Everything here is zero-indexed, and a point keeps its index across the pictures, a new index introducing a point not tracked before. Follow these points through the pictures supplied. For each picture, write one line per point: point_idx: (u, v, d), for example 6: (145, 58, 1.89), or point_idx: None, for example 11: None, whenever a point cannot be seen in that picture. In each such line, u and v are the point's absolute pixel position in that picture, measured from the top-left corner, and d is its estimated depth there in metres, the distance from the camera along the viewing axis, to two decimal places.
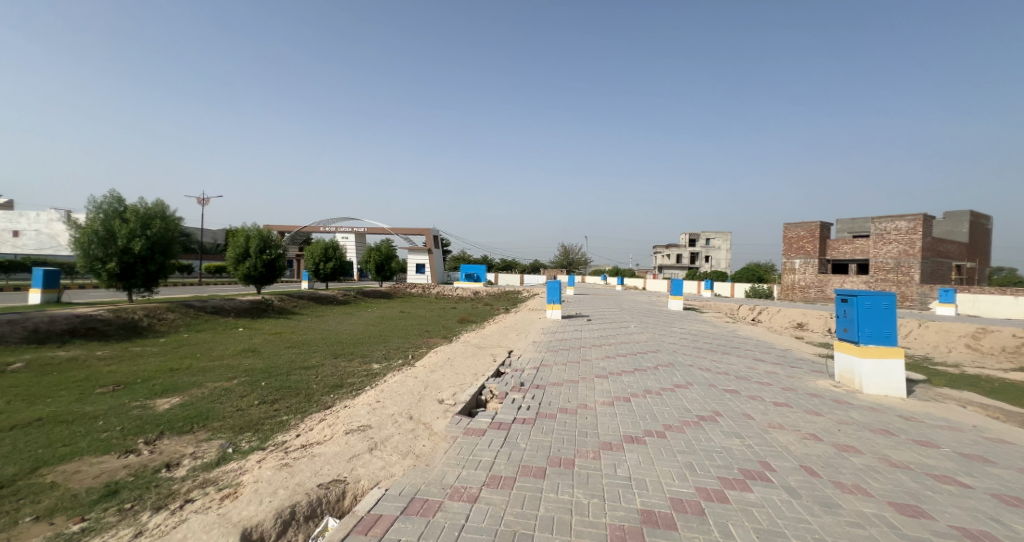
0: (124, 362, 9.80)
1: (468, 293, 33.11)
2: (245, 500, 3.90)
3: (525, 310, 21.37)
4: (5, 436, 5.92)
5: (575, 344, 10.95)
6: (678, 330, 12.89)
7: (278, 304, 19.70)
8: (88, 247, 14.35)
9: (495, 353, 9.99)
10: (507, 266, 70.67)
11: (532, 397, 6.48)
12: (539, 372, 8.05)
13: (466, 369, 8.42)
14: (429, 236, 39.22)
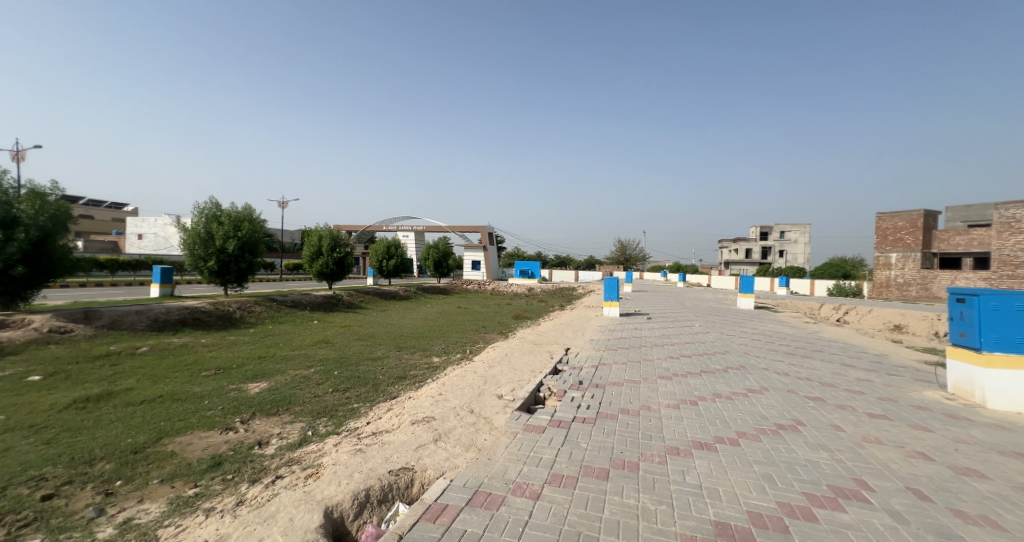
0: (221, 349, 10.79)
1: (525, 290, 33.11)
2: (327, 480, 4.11)
3: (583, 307, 21.04)
4: (135, 410, 6.72)
5: (637, 342, 10.58)
6: (750, 331, 12.08)
7: (347, 299, 20.77)
8: (191, 248, 16.01)
9: (553, 350, 9.88)
10: (563, 263, 69.99)
11: (591, 396, 6.31)
12: (597, 370, 7.85)
13: (523, 365, 8.39)
14: (485, 234, 39.59)
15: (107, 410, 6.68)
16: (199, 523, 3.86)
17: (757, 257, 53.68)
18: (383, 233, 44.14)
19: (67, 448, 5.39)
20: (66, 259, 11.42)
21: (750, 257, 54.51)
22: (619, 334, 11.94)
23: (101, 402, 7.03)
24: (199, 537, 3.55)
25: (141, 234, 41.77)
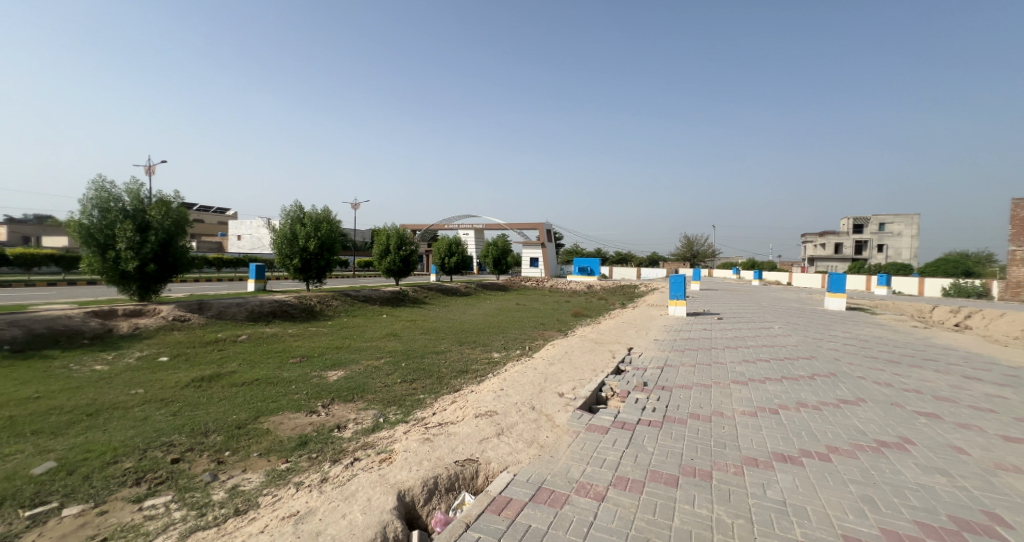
0: (305, 339, 11.57)
1: (586, 288, 32.48)
2: (398, 466, 4.19)
3: (648, 306, 20.25)
4: (239, 390, 7.38)
5: (708, 344, 9.94)
6: (841, 335, 10.96)
7: (412, 294, 21.52)
8: (279, 247, 17.46)
9: (615, 349, 9.55)
10: (624, 260, 67.95)
11: (657, 398, 5.97)
12: (664, 372, 7.44)
13: (585, 363, 8.16)
14: (543, 230, 39.23)
15: (217, 389, 7.37)
16: (290, 495, 4.09)
17: (847, 253, 48.68)
18: (446, 231, 45.25)
19: (186, 420, 6.01)
20: (184, 257, 12.82)
21: (838, 252, 49.45)
22: (688, 334, 11.30)
23: (212, 382, 7.76)
24: (291, 508, 3.74)
25: (238, 235, 46.00)
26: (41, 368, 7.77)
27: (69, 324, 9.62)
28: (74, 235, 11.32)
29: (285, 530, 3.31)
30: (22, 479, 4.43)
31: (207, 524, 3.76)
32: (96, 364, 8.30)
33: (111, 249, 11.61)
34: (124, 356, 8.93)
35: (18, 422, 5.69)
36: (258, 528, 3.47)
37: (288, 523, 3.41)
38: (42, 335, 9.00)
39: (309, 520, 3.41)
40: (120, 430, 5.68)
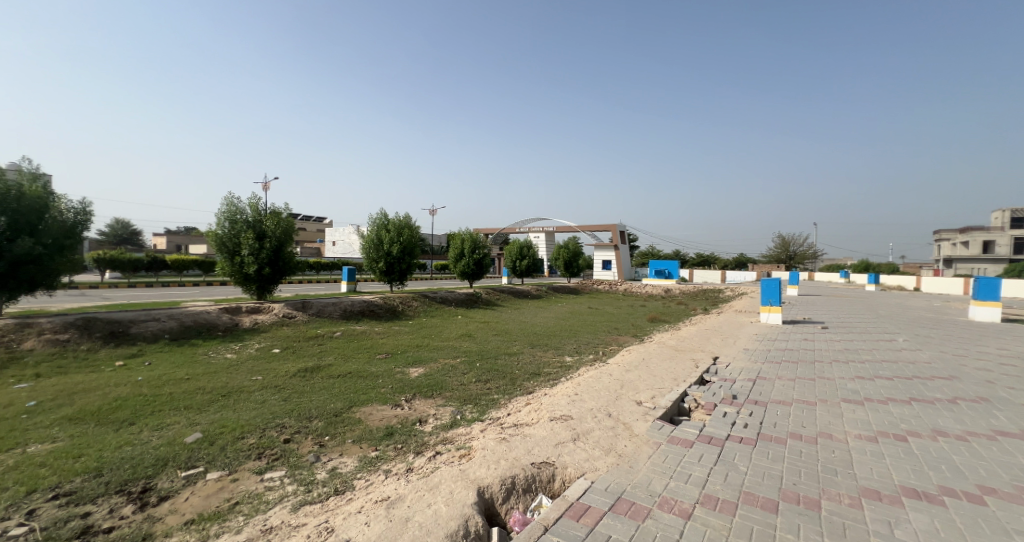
0: (389, 337, 12.54)
1: (662, 291, 31.30)
2: (478, 463, 4.50)
3: (734, 312, 19.07)
4: (336, 382, 8.25)
5: (807, 356, 9.25)
6: (987, 352, 9.59)
7: (484, 296, 22.25)
8: (366, 252, 18.96)
9: (701, 358, 9.22)
10: (705, 263, 64.33)
11: (748, 413, 5.76)
12: (755, 385, 7.11)
13: (663, 371, 8.02)
14: (616, 232, 38.39)
15: (318, 380, 8.30)
16: (381, 481, 4.57)
17: (1002, 252, 42.29)
18: (517, 234, 45.97)
19: (295, 406, 6.87)
20: (292, 262, 14.41)
21: (987, 252, 43.30)
22: (781, 345, 10.57)
23: (314, 373, 8.74)
24: (383, 493, 4.19)
25: (332, 241, 50.41)
26: (188, 354, 9.25)
27: (207, 318, 11.31)
28: (211, 243, 13.26)
29: (379, 512, 3.72)
30: (178, 445, 5.38)
31: (314, 498, 4.30)
32: (227, 353, 9.70)
33: (238, 256, 13.43)
34: (247, 346, 10.33)
35: (173, 398, 6.88)
36: (356, 508, 3.93)
37: (381, 507, 3.82)
38: (189, 326, 10.67)
39: (400, 506, 3.79)
40: (246, 410, 6.65)
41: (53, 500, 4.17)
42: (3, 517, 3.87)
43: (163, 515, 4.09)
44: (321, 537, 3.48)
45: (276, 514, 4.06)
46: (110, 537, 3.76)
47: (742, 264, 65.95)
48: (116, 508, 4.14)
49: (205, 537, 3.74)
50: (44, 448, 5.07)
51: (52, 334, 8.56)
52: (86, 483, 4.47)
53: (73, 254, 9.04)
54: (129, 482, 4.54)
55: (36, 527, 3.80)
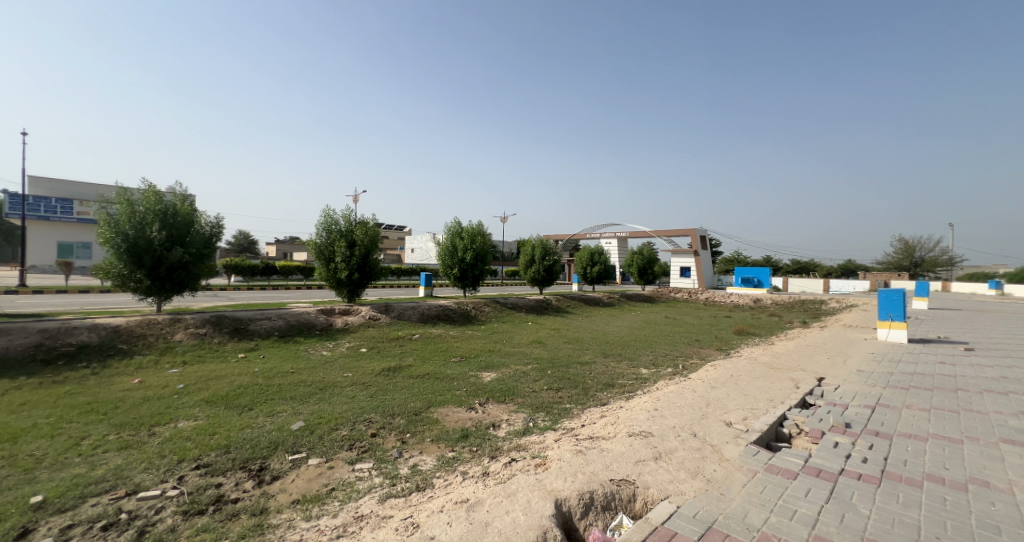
0: (463, 341, 13.05)
1: (750, 301, 29.18)
2: (554, 474, 4.61)
3: (841, 326, 17.25)
4: (416, 382, 8.79)
5: (941, 385, 8.14)
6: None
7: (555, 303, 22.28)
8: (442, 259, 19.86)
9: (804, 378, 8.55)
10: (802, 270, 58.97)
11: (867, 446, 5.26)
12: (874, 415, 6.45)
13: (756, 391, 7.58)
14: (695, 238, 36.56)
15: (400, 379, 8.90)
16: (459, 482, 4.84)
17: None
18: (589, 240, 45.42)
19: (380, 403, 7.44)
20: (378, 269, 15.54)
21: None
22: (903, 369, 9.42)
23: (396, 372, 9.37)
24: (463, 494, 4.44)
25: (412, 248, 53.20)
26: (292, 349, 10.34)
27: (306, 318, 12.54)
28: (312, 252, 14.76)
29: (460, 514, 3.95)
30: (286, 432, 6.06)
31: (398, 493, 4.65)
32: (323, 350, 10.70)
33: (332, 263, 14.76)
34: (339, 345, 11.30)
35: (282, 388, 7.76)
36: (437, 507, 4.20)
37: (462, 509, 4.06)
38: (293, 325, 11.92)
39: (479, 510, 4.01)
40: (339, 403, 7.33)
41: (195, 469, 4.91)
42: (161, 479, 4.64)
43: (275, 493, 4.63)
44: (407, 531, 3.76)
45: (367, 503, 4.45)
46: (236, 507, 4.33)
47: (848, 273, 59.54)
48: (240, 482, 4.77)
49: (308, 517, 4.17)
50: (188, 425, 5.97)
51: (194, 328, 10.00)
52: (219, 457, 5.21)
53: (212, 262, 10.48)
54: (249, 460, 5.22)
55: (184, 491, 4.49)
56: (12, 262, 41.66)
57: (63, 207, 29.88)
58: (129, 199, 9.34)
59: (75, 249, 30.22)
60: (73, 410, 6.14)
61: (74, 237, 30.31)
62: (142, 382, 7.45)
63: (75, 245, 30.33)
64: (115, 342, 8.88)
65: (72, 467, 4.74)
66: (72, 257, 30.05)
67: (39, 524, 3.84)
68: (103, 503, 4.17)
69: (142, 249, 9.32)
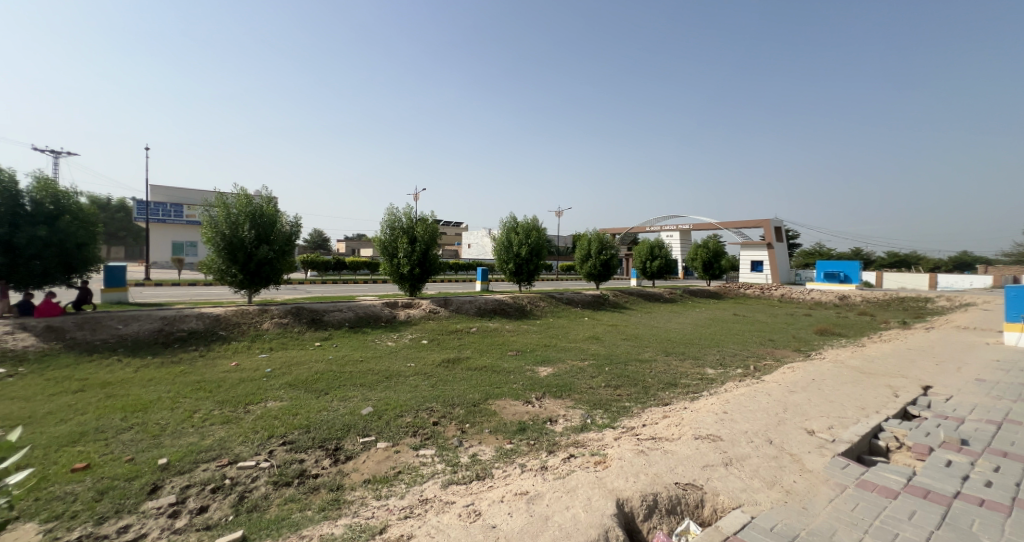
0: (519, 335, 13.22)
1: (833, 297, 26.92)
2: (615, 473, 4.66)
3: (952, 329, 15.46)
4: (474, 374, 9.09)
5: None
6: None
7: (613, 299, 21.90)
8: (498, 253, 20.17)
9: (899, 387, 7.87)
10: (902, 264, 53.50)
11: (992, 469, 4.78)
12: (999, 432, 5.82)
13: (844, 398, 7.12)
14: (769, 229, 34.29)
15: (458, 371, 9.25)
16: (518, 474, 5.01)
17: None
18: (649, 234, 44.08)
19: (441, 392, 7.81)
20: (438, 264, 16.06)
21: None
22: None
23: (455, 364, 9.73)
24: (522, 486, 4.61)
25: (469, 244, 54.17)
26: (360, 339, 11.01)
27: (373, 311, 13.28)
28: (377, 248, 15.58)
29: (520, 505, 4.12)
30: (358, 416, 6.53)
31: (459, 480, 4.90)
32: (388, 341, 11.30)
33: (395, 258, 15.48)
34: (402, 336, 11.90)
35: (352, 375, 8.34)
36: (498, 497, 4.39)
37: (522, 501, 4.23)
38: (361, 316, 12.69)
39: (539, 503, 4.15)
40: (404, 391, 7.77)
41: (282, 445, 5.45)
42: (255, 451, 5.20)
43: (348, 471, 5.05)
44: (470, 518, 3.98)
45: (430, 487, 4.73)
46: (317, 481, 4.76)
47: (960, 266, 53.07)
48: (319, 459, 5.23)
49: (379, 496, 4.51)
50: (275, 405, 6.61)
51: (278, 318, 10.94)
52: (300, 435, 5.73)
53: (293, 258, 11.39)
54: (326, 440, 5.70)
55: (273, 463, 5.00)
56: (133, 260, 47.51)
57: (176, 211, 33.57)
58: (225, 202, 10.40)
59: (186, 248, 33.71)
60: (187, 387, 7.01)
61: (184, 237, 33.92)
62: (238, 365, 8.32)
63: (185, 244, 33.82)
64: (217, 329, 9.93)
65: (186, 436, 5.44)
66: (184, 255, 33.56)
67: (165, 483, 4.46)
68: (212, 468, 4.77)
69: (236, 247, 10.35)
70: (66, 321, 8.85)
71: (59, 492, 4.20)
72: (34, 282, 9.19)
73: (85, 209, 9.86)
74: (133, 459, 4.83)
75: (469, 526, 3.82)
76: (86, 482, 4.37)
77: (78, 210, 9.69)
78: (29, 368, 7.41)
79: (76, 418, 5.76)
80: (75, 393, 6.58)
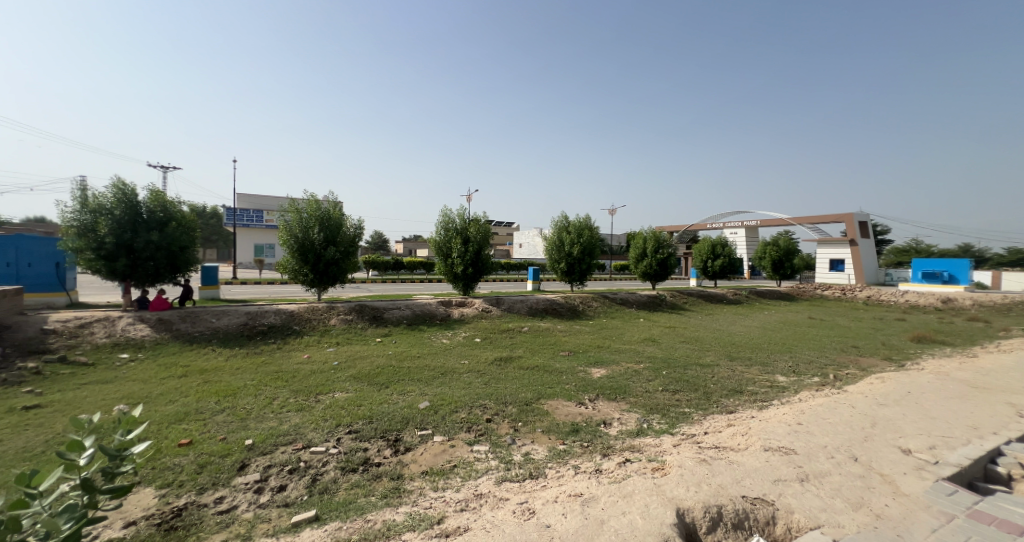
0: (571, 336, 13.07)
1: (926, 300, 24.37)
2: (675, 481, 4.49)
3: None
4: (526, 373, 9.10)
5: None
6: None
7: (670, 300, 21.13)
8: (550, 253, 20.08)
9: (1013, 406, 6.95)
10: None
11: None
12: None
13: (947, 414, 6.44)
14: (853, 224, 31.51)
15: (511, 369, 9.30)
16: (572, 476, 4.95)
17: None
18: (709, 231, 42.16)
19: (494, 390, 7.88)
20: (490, 263, 16.22)
21: None
22: None
23: (508, 363, 9.79)
24: (575, 488, 4.54)
25: (521, 244, 54.45)
26: (417, 336, 11.36)
27: (428, 309, 13.65)
28: (432, 248, 16.01)
29: (575, 507, 4.07)
30: (415, 410, 6.74)
31: (513, 477, 4.92)
32: (443, 338, 11.57)
33: (450, 259, 15.82)
34: (457, 334, 12.13)
35: (410, 370, 8.62)
36: (552, 496, 4.37)
37: (577, 502, 4.17)
38: (418, 314, 13.09)
39: (594, 506, 4.08)
40: (458, 388, 7.92)
41: (348, 433, 5.72)
42: (325, 438, 5.50)
43: (408, 462, 5.21)
44: (524, 516, 3.99)
45: (485, 483, 4.79)
46: (380, 469, 4.97)
47: None
48: (381, 449, 5.44)
49: (437, 488, 4.62)
50: (341, 396, 6.96)
51: (344, 315, 11.54)
52: (364, 426, 5.99)
53: (357, 259, 11.97)
54: (387, 431, 5.92)
55: (341, 450, 5.26)
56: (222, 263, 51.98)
57: (259, 216, 36.16)
58: (297, 207, 11.11)
59: (265, 249, 36.40)
60: (267, 376, 7.56)
61: (265, 239, 36.58)
62: (309, 357, 8.86)
63: (265, 246, 36.49)
64: (292, 324, 10.63)
65: (268, 421, 5.86)
66: (263, 256, 36.26)
67: (250, 462, 4.83)
68: (289, 451, 5.10)
69: (307, 248, 11.05)
70: (173, 315, 9.83)
71: (169, 463, 4.70)
72: (148, 281, 10.25)
73: (187, 217, 10.88)
74: (226, 438, 5.29)
75: (523, 524, 3.83)
76: (189, 456, 4.85)
77: (181, 217, 10.70)
78: (146, 353, 8.48)
79: (180, 399, 6.40)
80: (181, 377, 7.33)
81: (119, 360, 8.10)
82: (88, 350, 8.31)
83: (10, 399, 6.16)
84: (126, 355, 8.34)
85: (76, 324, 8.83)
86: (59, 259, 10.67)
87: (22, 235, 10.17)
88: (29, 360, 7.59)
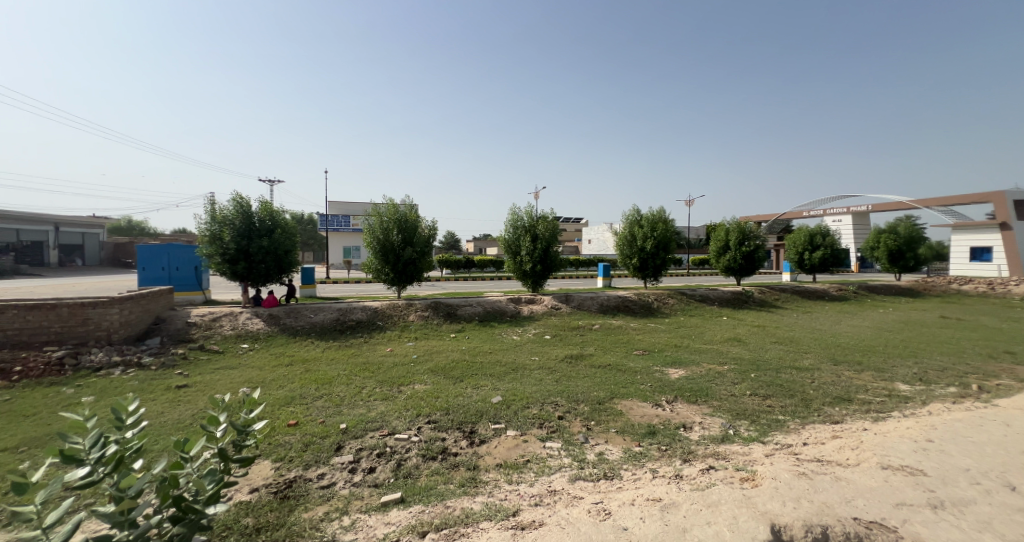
0: (646, 334, 12.48)
1: None
2: (768, 494, 4.00)
3: None
4: (599, 371, 8.77)
5: None
6: None
7: (758, 297, 19.45)
8: (620, 248, 19.42)
9: None
10: None
11: None
12: None
13: None
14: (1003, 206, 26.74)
15: (582, 367, 9.01)
16: (649, 479, 4.62)
17: None
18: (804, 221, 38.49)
19: (566, 388, 7.64)
20: (559, 260, 15.96)
21: None
22: None
23: (578, 360, 9.53)
24: (654, 492, 4.20)
25: (591, 240, 53.25)
26: (488, 333, 11.42)
27: (497, 305, 13.69)
28: (502, 246, 16.07)
29: (654, 512, 3.76)
30: (488, 404, 6.70)
31: (587, 476, 4.68)
32: (513, 335, 11.51)
33: (518, 256, 15.79)
34: (526, 331, 12.05)
35: (481, 365, 8.65)
36: (628, 499, 4.07)
37: (655, 507, 3.86)
38: (489, 311, 13.16)
39: (675, 513, 3.74)
40: (529, 384, 7.79)
41: (428, 423, 5.80)
42: (407, 426, 5.61)
43: (483, 454, 5.16)
44: (600, 516, 3.74)
45: (558, 479, 4.62)
46: (458, 459, 4.97)
47: None
48: (458, 439, 5.46)
49: (511, 481, 4.51)
50: (421, 388, 7.10)
51: (421, 311, 11.88)
52: (442, 417, 6.04)
53: (432, 258, 12.27)
54: (464, 423, 5.92)
55: (422, 438, 5.34)
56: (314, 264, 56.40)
57: (345, 221, 38.72)
58: (379, 210, 11.63)
59: (352, 251, 38.84)
60: (355, 366, 7.96)
61: (353, 242, 39.07)
62: (391, 351, 9.20)
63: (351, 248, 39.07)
64: (376, 320, 11.13)
65: (358, 407, 6.12)
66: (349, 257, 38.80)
67: (347, 444, 5.04)
68: (377, 436, 5.27)
69: (388, 249, 11.52)
70: (280, 310, 10.66)
71: (281, 440, 5.03)
72: (260, 281, 11.22)
73: (289, 224, 11.74)
74: (325, 422, 5.58)
75: (599, 524, 3.59)
76: (296, 435, 5.17)
77: (285, 224, 11.56)
78: (261, 343, 9.30)
79: (288, 385, 6.90)
80: (286, 366, 7.93)
81: (241, 348, 8.97)
82: (219, 340, 9.25)
83: (168, 379, 7.02)
84: (245, 344, 9.20)
85: (209, 318, 9.87)
86: (198, 263, 11.93)
87: (172, 244, 11.63)
88: (179, 348, 8.67)
